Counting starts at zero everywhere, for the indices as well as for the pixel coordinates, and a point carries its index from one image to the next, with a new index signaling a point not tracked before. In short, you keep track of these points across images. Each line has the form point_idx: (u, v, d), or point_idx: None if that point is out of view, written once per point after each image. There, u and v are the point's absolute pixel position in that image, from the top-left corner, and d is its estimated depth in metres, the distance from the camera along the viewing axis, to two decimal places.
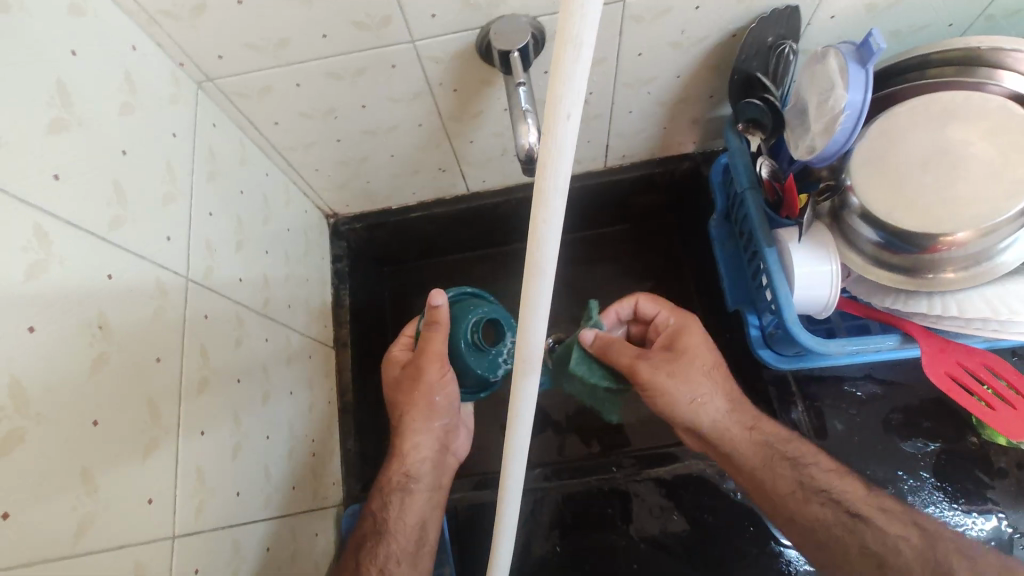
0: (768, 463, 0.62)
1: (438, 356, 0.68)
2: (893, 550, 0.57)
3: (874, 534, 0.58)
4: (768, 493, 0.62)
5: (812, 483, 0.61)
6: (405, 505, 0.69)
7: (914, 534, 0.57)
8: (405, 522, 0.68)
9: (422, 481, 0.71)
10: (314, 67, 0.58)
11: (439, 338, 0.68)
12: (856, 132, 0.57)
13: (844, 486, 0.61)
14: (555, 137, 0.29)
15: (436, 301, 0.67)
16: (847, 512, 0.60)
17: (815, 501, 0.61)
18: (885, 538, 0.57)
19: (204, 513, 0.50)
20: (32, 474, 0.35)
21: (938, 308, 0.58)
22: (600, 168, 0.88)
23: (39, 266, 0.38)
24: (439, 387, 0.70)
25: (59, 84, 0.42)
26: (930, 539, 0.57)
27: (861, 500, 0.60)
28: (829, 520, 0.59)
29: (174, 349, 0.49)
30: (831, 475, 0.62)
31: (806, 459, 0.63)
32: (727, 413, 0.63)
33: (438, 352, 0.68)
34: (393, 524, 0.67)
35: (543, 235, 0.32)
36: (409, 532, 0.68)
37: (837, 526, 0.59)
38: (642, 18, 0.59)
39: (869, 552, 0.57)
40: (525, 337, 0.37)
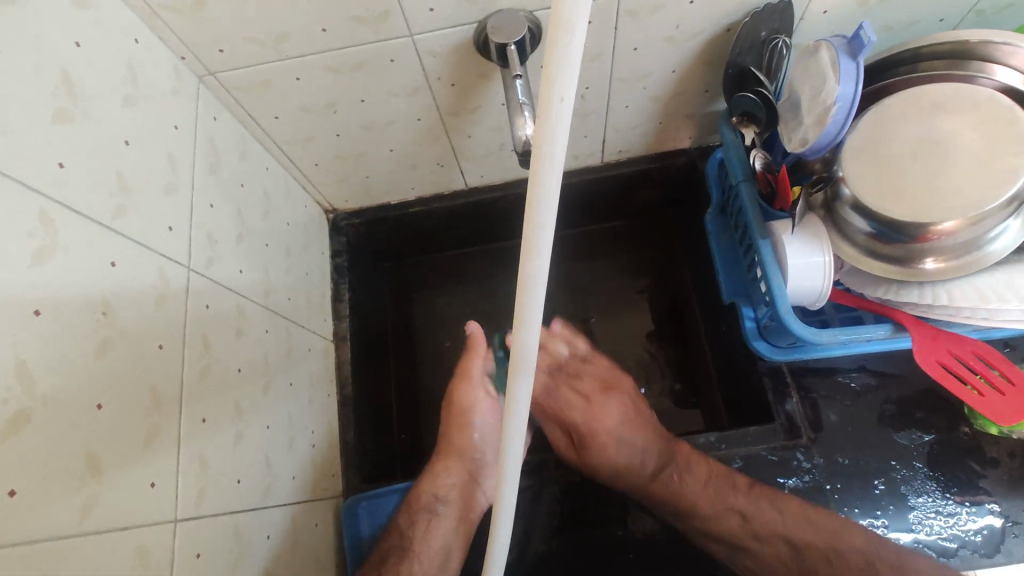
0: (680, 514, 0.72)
1: (467, 376, 0.76)
2: (769, 561, 0.70)
3: (749, 558, 0.71)
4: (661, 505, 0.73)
5: (702, 531, 0.72)
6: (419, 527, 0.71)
7: (785, 549, 0.68)
8: (433, 545, 0.71)
9: (448, 506, 0.73)
10: (313, 61, 0.59)
11: (475, 362, 0.76)
12: (848, 124, 0.57)
13: (723, 524, 0.70)
14: (550, 118, 0.29)
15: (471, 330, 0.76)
16: (732, 543, 0.71)
17: (710, 541, 0.72)
18: (757, 557, 0.70)
19: (206, 499, 0.50)
20: (41, 453, 0.36)
21: (929, 297, 0.59)
22: (597, 163, 0.88)
23: (44, 252, 0.39)
24: (473, 407, 0.76)
25: (64, 76, 0.43)
26: (801, 554, 0.68)
27: (740, 533, 0.70)
28: (718, 551, 0.72)
29: (176, 338, 0.50)
30: (710, 521, 0.70)
31: (688, 501, 0.71)
32: (644, 461, 0.75)
33: (468, 370, 0.75)
34: (417, 544, 0.69)
35: (539, 217, 0.32)
36: (432, 556, 0.70)
37: (723, 553, 0.72)
38: (637, 13, 0.60)
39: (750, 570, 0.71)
40: (520, 328, 0.37)
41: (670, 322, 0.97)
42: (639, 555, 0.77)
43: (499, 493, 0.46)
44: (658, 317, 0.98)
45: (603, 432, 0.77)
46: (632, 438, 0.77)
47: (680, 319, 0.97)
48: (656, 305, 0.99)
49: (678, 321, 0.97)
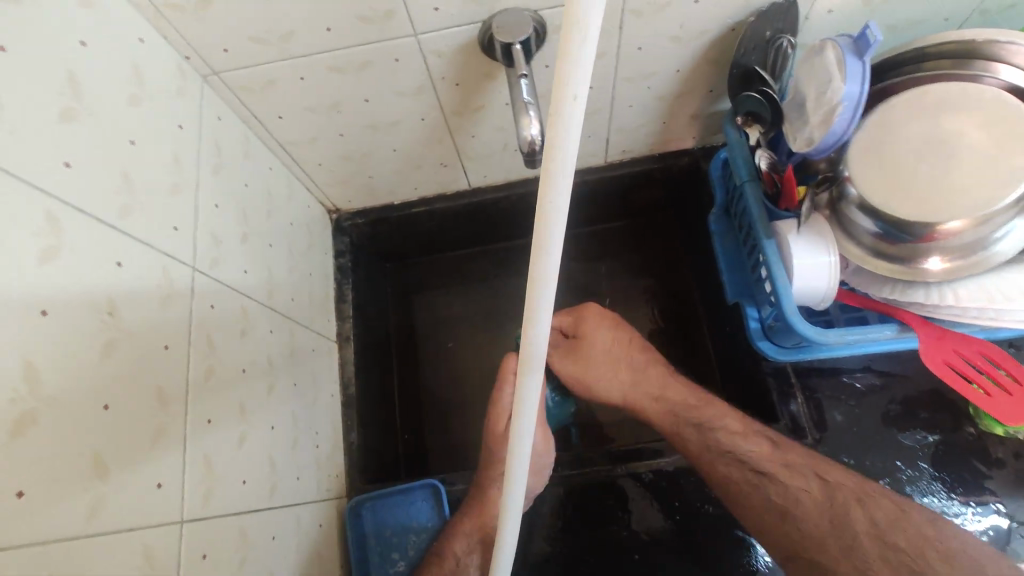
0: (676, 429, 0.71)
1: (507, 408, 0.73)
2: (795, 503, 0.62)
3: (778, 489, 0.63)
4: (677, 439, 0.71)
5: (719, 450, 0.67)
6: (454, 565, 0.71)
7: (816, 486, 0.62)
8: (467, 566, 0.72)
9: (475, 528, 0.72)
10: (318, 61, 0.59)
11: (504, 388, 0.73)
12: (854, 123, 0.58)
13: (749, 442, 0.66)
14: (562, 118, 0.29)
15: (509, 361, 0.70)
16: (756, 474, 0.64)
17: (723, 462, 0.66)
18: (788, 492, 0.63)
19: (211, 499, 0.50)
20: (47, 454, 0.36)
21: (936, 297, 0.58)
22: (600, 163, 0.88)
23: (51, 252, 0.38)
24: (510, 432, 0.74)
25: (70, 76, 0.43)
26: (832, 492, 0.61)
27: (765, 456, 0.65)
28: (736, 480, 0.65)
29: (181, 338, 0.50)
30: (735, 436, 0.67)
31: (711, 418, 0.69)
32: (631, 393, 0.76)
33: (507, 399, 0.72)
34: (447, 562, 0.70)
35: (549, 217, 0.32)
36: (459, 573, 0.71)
37: (741, 483, 0.65)
38: (642, 13, 0.60)
39: (775, 506, 0.63)
40: (529, 327, 0.36)
41: (674, 322, 0.97)
42: (644, 557, 0.76)
43: (505, 497, 0.46)
44: (661, 317, 0.98)
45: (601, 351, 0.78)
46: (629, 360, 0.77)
47: (683, 319, 0.97)
48: (659, 305, 0.98)
49: (682, 322, 0.97)
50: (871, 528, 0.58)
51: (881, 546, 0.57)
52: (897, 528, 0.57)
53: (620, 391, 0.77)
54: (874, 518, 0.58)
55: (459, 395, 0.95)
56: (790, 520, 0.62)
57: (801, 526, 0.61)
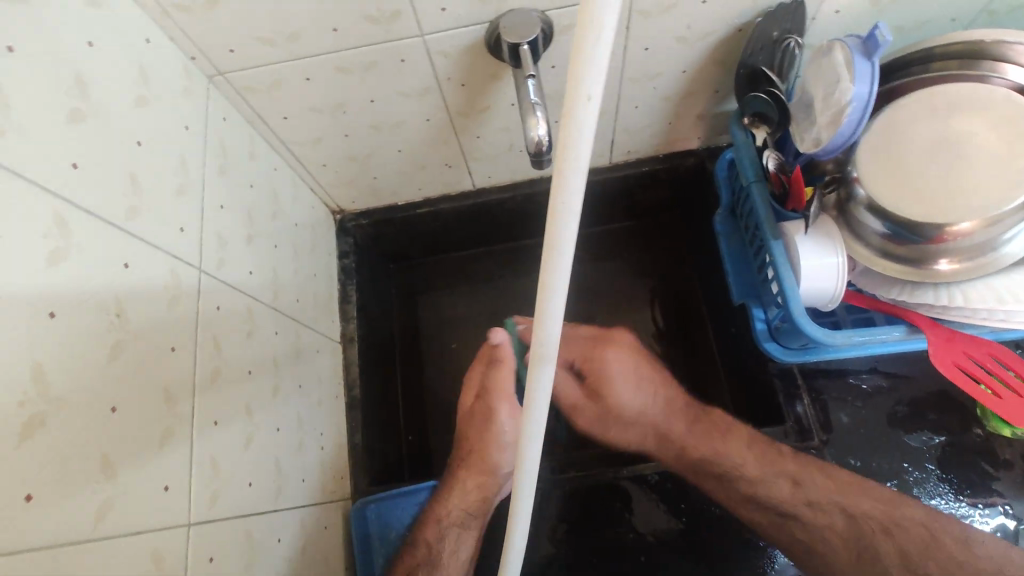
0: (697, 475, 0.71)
1: (506, 394, 0.74)
2: (822, 537, 0.66)
3: (803, 527, 0.67)
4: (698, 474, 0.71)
5: (743, 497, 0.69)
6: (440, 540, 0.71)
7: (840, 522, 0.66)
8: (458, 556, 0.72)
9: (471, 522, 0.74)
10: (324, 62, 0.59)
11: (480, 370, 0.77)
12: (862, 124, 0.58)
13: (768, 486, 0.68)
14: (575, 118, 0.29)
15: (499, 340, 0.74)
16: (780, 513, 0.68)
17: (748, 507, 0.69)
18: (812, 529, 0.67)
19: (218, 502, 0.50)
20: (55, 457, 0.36)
21: (945, 298, 0.58)
22: (605, 164, 0.88)
23: (58, 253, 0.38)
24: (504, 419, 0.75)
25: (78, 77, 0.42)
26: (857, 525, 0.65)
27: (790, 498, 0.67)
28: (762, 524, 0.68)
29: (188, 339, 0.49)
30: (757, 485, 0.68)
31: (730, 461, 0.70)
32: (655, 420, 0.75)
33: (503, 385, 0.74)
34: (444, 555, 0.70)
35: (562, 216, 0.32)
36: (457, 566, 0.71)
37: (771, 526, 0.68)
38: (649, 12, 0.59)
39: (803, 546, 0.66)
40: (541, 326, 0.36)
41: (677, 323, 0.97)
42: (650, 559, 0.76)
43: (514, 502, 0.46)
44: (665, 318, 0.97)
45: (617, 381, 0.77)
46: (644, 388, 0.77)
47: (687, 320, 0.97)
48: (663, 306, 0.98)
49: (686, 323, 0.96)
50: (898, 555, 0.63)
51: (910, 572, 0.62)
52: (926, 556, 0.61)
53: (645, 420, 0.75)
54: (902, 546, 0.63)
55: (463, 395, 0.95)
56: (817, 557, 0.66)
57: (829, 560, 0.65)
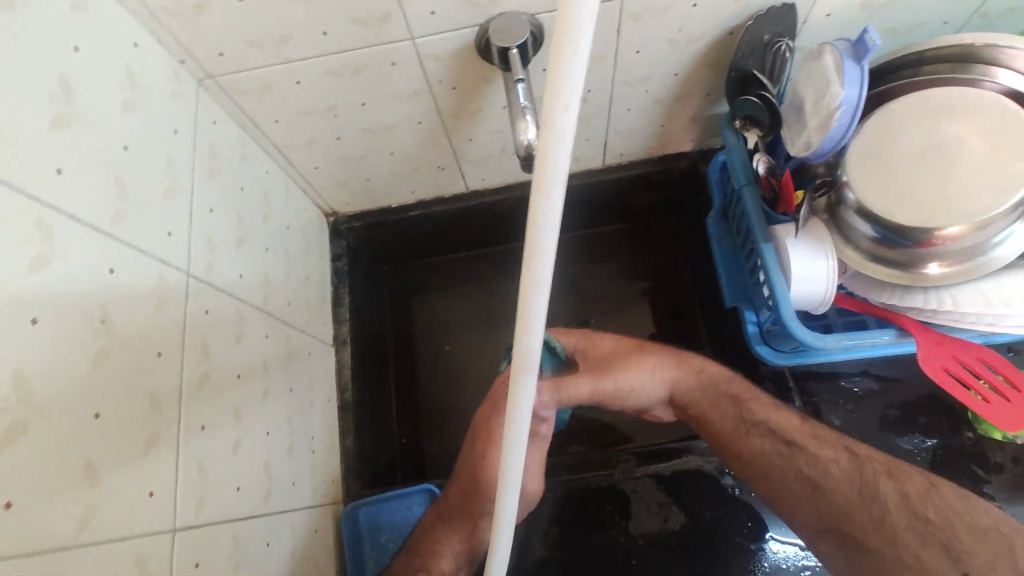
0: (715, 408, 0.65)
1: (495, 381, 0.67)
2: (825, 473, 0.58)
3: (808, 459, 0.60)
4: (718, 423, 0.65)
5: (753, 421, 0.63)
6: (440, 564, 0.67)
7: (845, 457, 0.59)
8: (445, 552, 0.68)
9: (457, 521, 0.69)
10: (314, 64, 0.59)
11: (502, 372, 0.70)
12: (852, 128, 0.58)
13: (779, 416, 0.63)
14: (554, 126, 0.29)
15: None
16: (788, 440, 0.61)
17: (755, 435, 0.63)
18: (818, 462, 0.59)
19: (205, 507, 0.50)
20: (36, 464, 0.36)
21: (933, 302, 0.58)
22: (598, 166, 0.88)
23: (42, 259, 0.38)
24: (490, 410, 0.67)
25: (63, 81, 0.42)
26: (861, 463, 0.58)
27: (797, 429, 0.62)
28: (767, 452, 0.62)
29: (175, 344, 0.49)
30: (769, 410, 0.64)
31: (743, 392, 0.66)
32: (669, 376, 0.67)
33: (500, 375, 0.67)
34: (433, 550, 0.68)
35: (541, 226, 0.31)
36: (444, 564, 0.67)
37: (777, 456, 0.61)
38: (640, 16, 0.60)
39: (803, 476, 0.59)
40: (523, 333, 0.36)
41: (671, 326, 0.97)
42: (642, 563, 0.75)
43: (498, 506, 0.46)
44: (658, 319, 0.97)
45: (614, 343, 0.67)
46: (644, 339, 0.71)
47: (681, 322, 0.97)
48: (657, 308, 0.98)
49: (681, 326, 0.96)
50: (899, 497, 0.55)
51: (908, 515, 0.54)
52: (927, 500, 0.55)
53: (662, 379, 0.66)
54: (904, 489, 0.56)
55: (456, 398, 0.95)
56: (819, 492, 0.58)
57: (831, 497, 0.57)
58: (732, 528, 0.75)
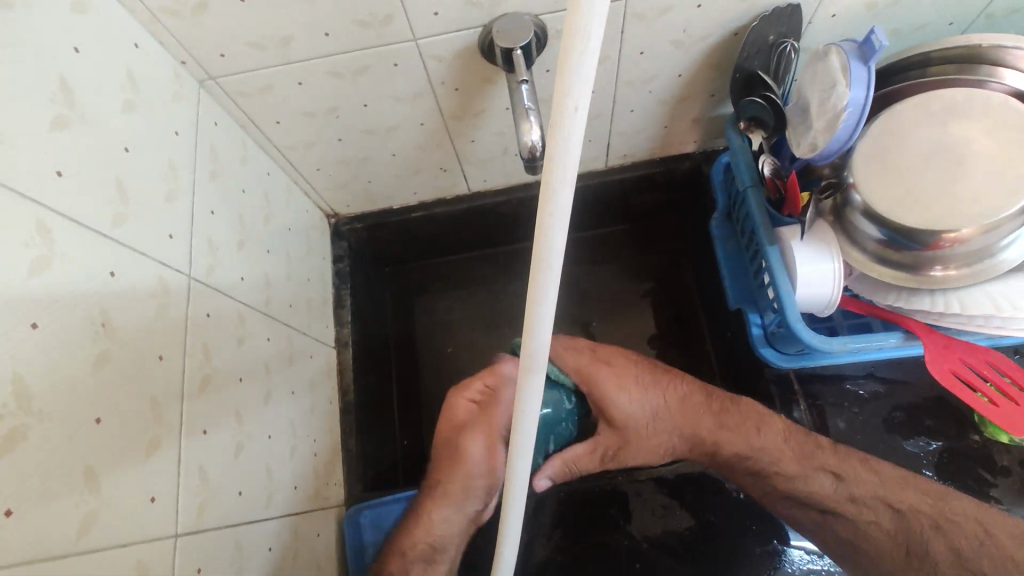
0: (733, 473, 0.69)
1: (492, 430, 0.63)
2: (870, 535, 0.64)
3: (846, 525, 0.65)
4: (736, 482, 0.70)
5: (785, 494, 0.66)
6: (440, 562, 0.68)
7: (886, 517, 0.63)
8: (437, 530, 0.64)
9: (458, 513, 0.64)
10: (316, 66, 0.58)
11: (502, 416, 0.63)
12: (859, 129, 0.57)
13: (809, 483, 0.65)
14: (563, 127, 0.28)
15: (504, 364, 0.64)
16: (823, 508, 0.65)
17: (793, 505, 0.67)
18: (857, 526, 0.65)
19: (207, 512, 0.50)
20: (36, 470, 0.35)
21: (941, 304, 0.58)
22: (601, 168, 0.88)
23: (41, 261, 0.38)
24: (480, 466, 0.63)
25: (63, 83, 0.42)
26: (905, 521, 0.63)
27: (833, 497, 0.64)
28: (803, 518, 0.67)
29: (177, 348, 0.49)
30: (796, 481, 0.65)
31: (765, 460, 0.65)
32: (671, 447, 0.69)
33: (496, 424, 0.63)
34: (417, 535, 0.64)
35: (549, 227, 0.31)
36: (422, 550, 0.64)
37: (813, 522, 0.66)
38: (644, 16, 0.59)
39: (850, 541, 0.65)
40: (531, 331, 0.35)
41: (673, 327, 0.96)
42: (645, 566, 0.74)
43: (506, 502, 0.46)
44: (660, 320, 0.97)
45: (628, 425, 0.65)
46: (664, 400, 0.67)
47: (684, 324, 0.96)
48: (659, 310, 0.98)
49: (684, 328, 0.96)
50: (950, 553, 0.61)
51: (957, 566, 0.61)
52: (977, 553, 0.60)
53: (668, 447, 0.69)
54: (950, 541, 0.61)
55: None
56: (863, 552, 0.65)
57: (875, 556, 0.64)
58: (736, 531, 0.74)
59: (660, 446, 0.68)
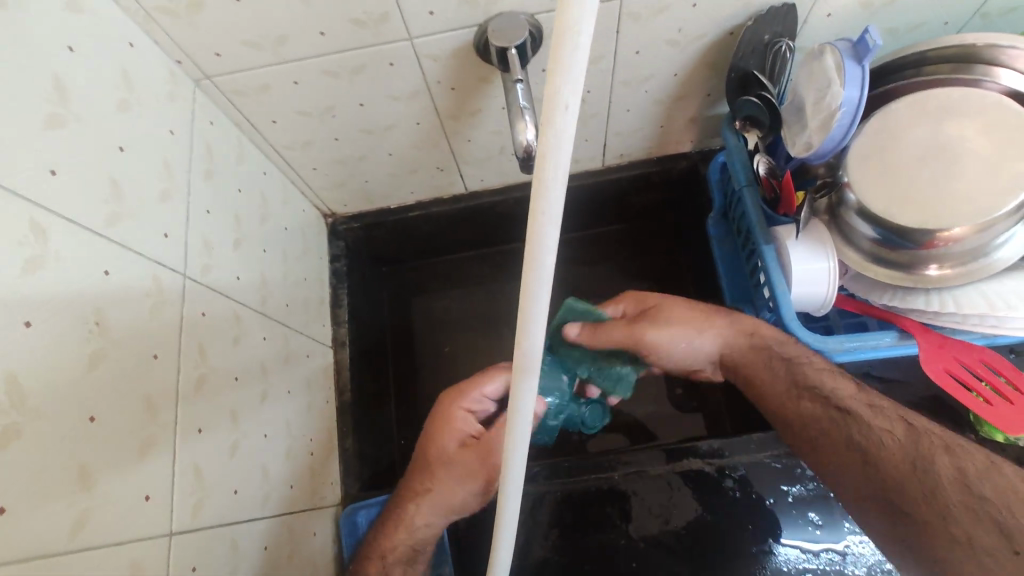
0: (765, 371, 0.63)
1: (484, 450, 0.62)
2: (876, 441, 0.55)
3: (860, 427, 0.56)
4: (764, 393, 0.63)
5: (804, 384, 0.61)
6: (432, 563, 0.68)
7: (899, 428, 0.55)
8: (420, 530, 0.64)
9: (437, 516, 0.64)
10: (312, 65, 0.58)
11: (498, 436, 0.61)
12: (853, 128, 0.58)
13: (838, 384, 0.60)
14: (554, 126, 0.28)
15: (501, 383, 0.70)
16: (840, 407, 0.58)
17: (807, 399, 0.60)
18: (870, 430, 0.56)
19: (202, 511, 0.50)
20: (30, 469, 0.35)
21: (936, 304, 0.58)
22: (598, 167, 0.88)
23: (35, 260, 0.38)
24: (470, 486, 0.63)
25: (57, 82, 0.42)
26: (917, 436, 0.54)
27: (851, 396, 0.59)
28: (818, 417, 0.59)
29: (171, 347, 0.49)
30: (823, 374, 0.60)
31: (802, 354, 0.62)
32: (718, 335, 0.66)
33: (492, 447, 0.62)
34: (397, 535, 0.63)
35: (541, 226, 0.31)
36: (402, 552, 0.63)
37: (825, 423, 0.58)
38: (640, 16, 0.59)
39: (856, 445, 0.55)
40: (525, 330, 0.35)
41: None
42: (642, 565, 0.74)
43: (501, 502, 0.46)
44: None
45: (664, 304, 0.67)
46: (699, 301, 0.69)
47: None
48: None
49: None
50: (954, 471, 0.50)
51: (963, 489, 0.49)
52: (986, 478, 0.49)
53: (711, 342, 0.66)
54: (961, 464, 0.50)
55: None
56: (870, 461, 0.54)
57: (881, 467, 0.53)
58: (734, 530, 0.74)
59: (699, 325, 0.66)
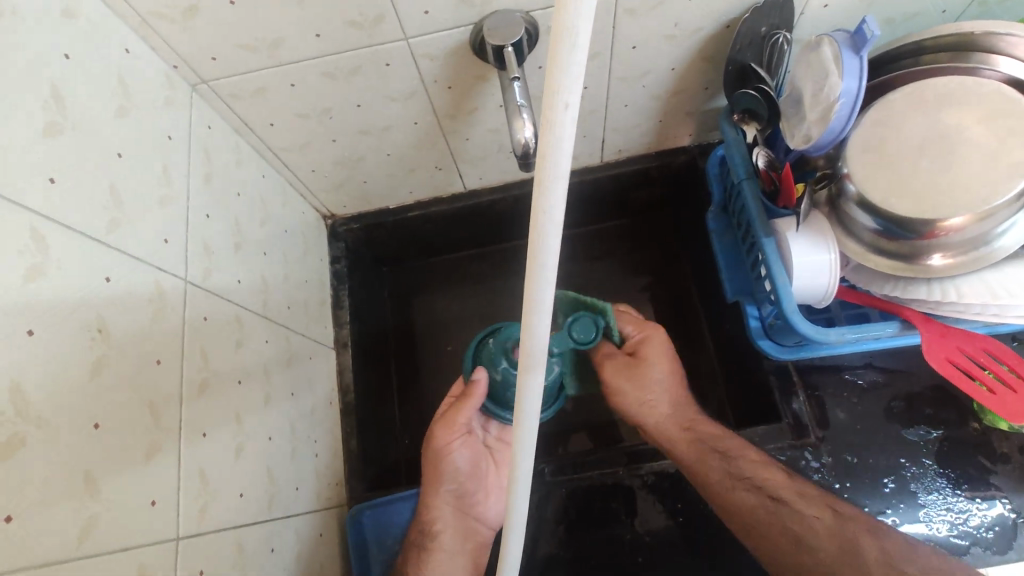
0: (700, 458, 0.66)
1: (449, 424, 0.70)
2: (809, 531, 0.59)
3: (792, 513, 0.60)
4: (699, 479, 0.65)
5: (735, 472, 0.64)
6: (453, 560, 0.71)
7: (828, 514, 0.59)
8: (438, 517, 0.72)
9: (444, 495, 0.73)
10: (309, 67, 0.58)
11: (468, 413, 0.69)
12: (852, 120, 0.57)
13: (768, 474, 0.63)
14: (554, 125, 0.28)
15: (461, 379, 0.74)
16: (771, 495, 0.62)
17: (741, 489, 0.63)
18: (802, 517, 0.59)
19: (208, 514, 0.50)
20: (35, 478, 0.35)
21: (937, 293, 0.58)
22: (599, 163, 0.87)
23: (36, 269, 0.38)
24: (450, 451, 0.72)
25: (55, 91, 0.42)
26: (844, 520, 0.59)
27: (781, 485, 0.62)
28: (754, 506, 0.62)
29: (173, 352, 0.49)
30: (757, 464, 0.64)
31: (734, 447, 0.66)
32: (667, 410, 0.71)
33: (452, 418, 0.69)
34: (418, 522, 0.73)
35: (543, 225, 0.31)
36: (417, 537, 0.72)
37: (757, 514, 0.61)
38: (636, 11, 0.59)
39: (789, 532, 0.59)
40: (529, 329, 0.36)
41: (672, 322, 0.96)
42: (648, 559, 0.75)
43: (511, 500, 0.46)
44: (660, 315, 0.97)
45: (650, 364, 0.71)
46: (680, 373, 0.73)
47: (685, 314, 0.96)
48: (658, 304, 0.98)
49: (682, 321, 0.96)
50: (881, 554, 0.55)
51: (892, 571, 0.54)
52: (905, 557, 0.55)
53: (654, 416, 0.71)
54: (884, 547, 0.56)
55: None
56: (803, 548, 0.58)
57: (816, 554, 0.57)
58: None
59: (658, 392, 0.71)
